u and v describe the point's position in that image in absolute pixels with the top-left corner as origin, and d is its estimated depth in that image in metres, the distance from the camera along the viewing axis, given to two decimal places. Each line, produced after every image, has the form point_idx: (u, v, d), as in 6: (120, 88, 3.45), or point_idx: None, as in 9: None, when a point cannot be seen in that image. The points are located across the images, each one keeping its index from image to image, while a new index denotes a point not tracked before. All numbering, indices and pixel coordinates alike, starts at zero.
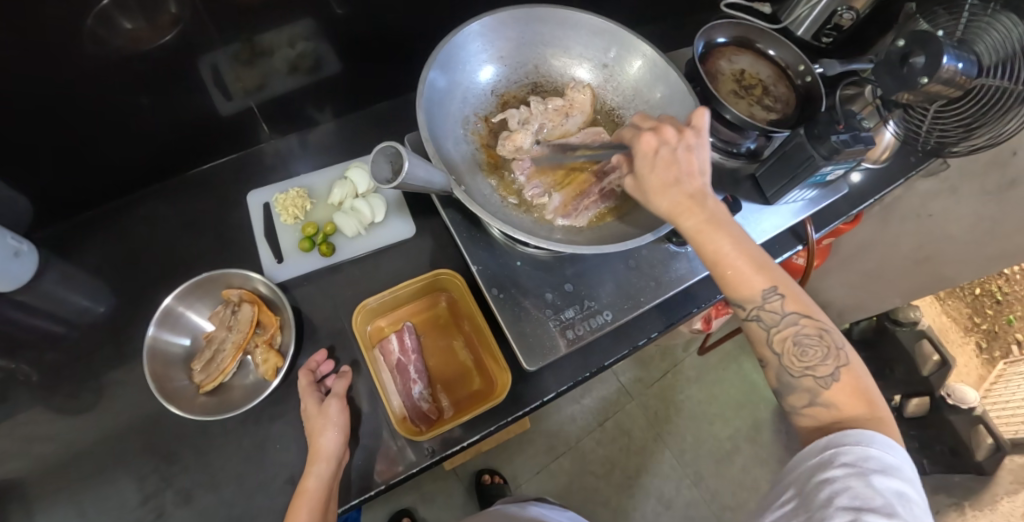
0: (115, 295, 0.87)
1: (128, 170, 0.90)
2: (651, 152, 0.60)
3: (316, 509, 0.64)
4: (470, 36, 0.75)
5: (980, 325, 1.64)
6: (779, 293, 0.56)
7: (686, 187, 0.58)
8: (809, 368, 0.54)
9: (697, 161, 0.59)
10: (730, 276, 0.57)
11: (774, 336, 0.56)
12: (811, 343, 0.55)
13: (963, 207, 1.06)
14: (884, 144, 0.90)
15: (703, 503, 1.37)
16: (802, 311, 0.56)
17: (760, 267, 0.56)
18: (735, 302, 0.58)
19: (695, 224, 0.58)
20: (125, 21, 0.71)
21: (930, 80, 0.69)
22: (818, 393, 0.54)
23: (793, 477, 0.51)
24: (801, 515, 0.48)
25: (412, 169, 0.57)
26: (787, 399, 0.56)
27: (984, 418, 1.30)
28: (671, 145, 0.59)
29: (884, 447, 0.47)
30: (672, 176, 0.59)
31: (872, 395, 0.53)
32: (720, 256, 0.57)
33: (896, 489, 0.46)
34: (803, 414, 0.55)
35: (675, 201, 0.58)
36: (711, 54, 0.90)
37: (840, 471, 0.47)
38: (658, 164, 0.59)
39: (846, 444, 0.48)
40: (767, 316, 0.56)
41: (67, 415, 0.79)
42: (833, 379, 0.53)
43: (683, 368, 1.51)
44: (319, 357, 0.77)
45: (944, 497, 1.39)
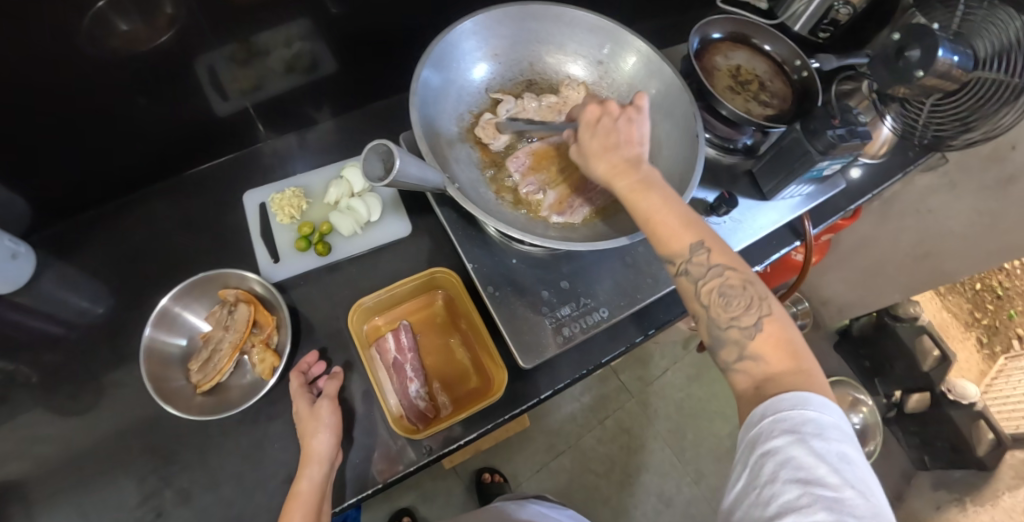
0: (113, 296, 0.87)
1: (125, 171, 0.90)
2: (594, 122, 0.62)
3: (310, 512, 0.63)
4: (464, 34, 0.75)
5: (981, 321, 1.64)
6: (706, 247, 0.56)
7: (623, 152, 0.59)
8: (736, 318, 0.54)
9: (636, 132, 0.61)
10: (661, 232, 0.57)
11: (701, 289, 0.56)
12: (735, 295, 0.54)
13: (962, 202, 1.05)
14: (881, 140, 0.88)
15: (704, 500, 1.37)
16: (726, 263, 0.55)
17: (688, 222, 0.57)
18: (665, 258, 0.57)
19: (628, 185, 0.59)
20: (120, 22, 0.71)
21: (926, 73, 0.69)
22: (745, 345, 0.53)
23: (737, 453, 0.50)
24: (749, 494, 0.46)
25: (404, 166, 0.57)
26: (718, 355, 0.55)
27: (984, 414, 1.31)
28: (613, 117, 0.61)
29: (818, 407, 0.47)
30: (610, 141, 0.60)
31: (797, 346, 0.52)
32: (651, 213, 0.58)
33: (838, 452, 0.45)
34: (735, 370, 0.53)
35: (613, 164, 0.60)
36: (706, 50, 0.89)
37: (781, 441, 0.46)
38: (598, 133, 0.61)
39: (783, 410, 0.47)
40: (695, 269, 0.56)
41: (65, 416, 0.79)
42: (757, 329, 0.53)
43: (682, 365, 1.51)
44: (310, 358, 0.76)
45: (943, 493, 1.36)
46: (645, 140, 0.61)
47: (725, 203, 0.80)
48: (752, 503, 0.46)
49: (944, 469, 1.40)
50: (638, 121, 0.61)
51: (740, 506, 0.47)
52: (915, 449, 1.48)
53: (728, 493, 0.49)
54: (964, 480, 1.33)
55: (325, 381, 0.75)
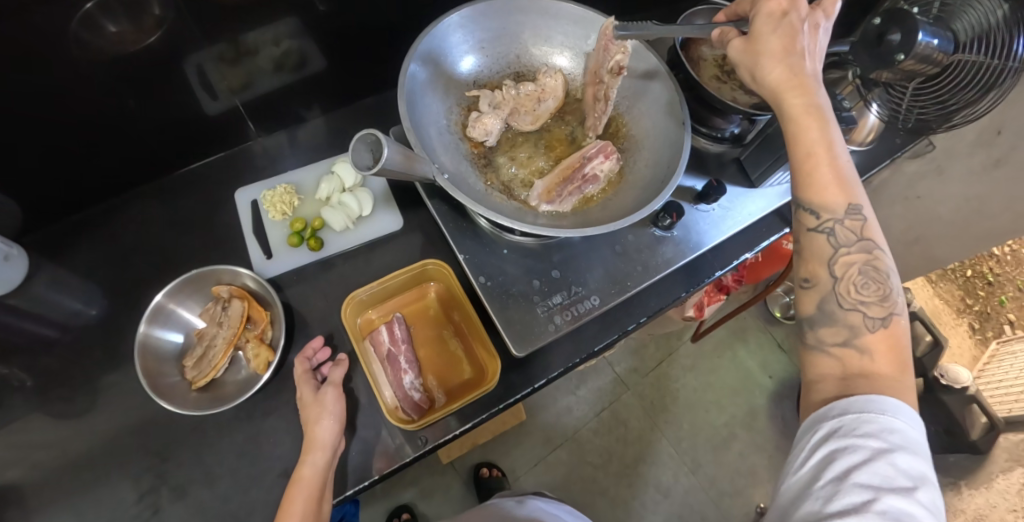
0: (107, 297, 0.87)
1: (119, 172, 0.90)
2: (779, 16, 0.60)
3: (311, 499, 0.64)
4: (451, 27, 0.75)
5: (973, 307, 1.65)
6: (863, 211, 0.55)
7: (803, 64, 0.59)
8: (863, 303, 0.53)
9: (817, 46, 0.60)
10: (816, 171, 0.56)
11: (839, 256, 0.55)
12: (874, 278, 0.54)
13: (949, 188, 1.07)
14: (868, 128, 0.89)
15: (701, 490, 1.38)
16: (873, 241, 0.54)
17: (849, 180, 0.56)
18: (811, 208, 0.56)
19: (801, 102, 0.58)
20: (109, 24, 0.72)
21: (906, 56, 0.70)
22: (858, 334, 0.52)
23: (806, 442, 0.50)
24: (814, 486, 0.47)
25: (392, 155, 0.58)
26: (819, 332, 0.54)
27: (977, 398, 1.28)
28: (800, 16, 0.59)
29: (907, 421, 0.47)
30: (792, 48, 0.59)
31: (906, 359, 0.51)
32: (817, 142, 0.56)
33: (916, 469, 0.46)
34: (827, 352, 0.53)
35: (790, 74, 0.59)
36: (693, 39, 0.89)
37: (863, 444, 0.46)
38: (783, 34, 0.60)
39: (870, 412, 0.47)
40: (842, 233, 0.55)
41: (61, 417, 0.80)
42: (881, 324, 0.52)
43: (677, 356, 1.52)
44: (314, 344, 0.77)
45: (941, 478, 1.38)
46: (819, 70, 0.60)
47: (713, 191, 0.79)
48: (813, 494, 0.47)
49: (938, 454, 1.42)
50: (822, 33, 0.60)
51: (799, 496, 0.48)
52: None
53: (788, 478, 0.50)
54: (958, 464, 1.35)
55: (331, 368, 0.75)
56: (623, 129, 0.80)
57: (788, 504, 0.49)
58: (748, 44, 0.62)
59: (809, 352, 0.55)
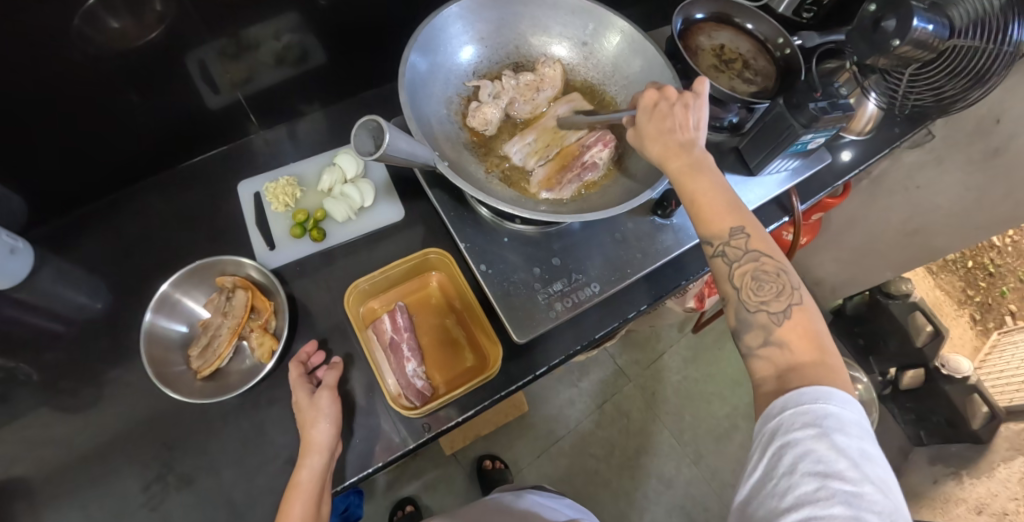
0: (112, 290, 0.88)
1: (122, 166, 0.91)
2: (651, 105, 0.65)
3: (311, 502, 0.65)
4: (450, 18, 0.76)
5: (974, 298, 1.65)
6: (745, 232, 0.58)
7: (676, 134, 0.63)
8: (764, 303, 0.55)
9: (693, 118, 0.63)
10: (700, 213, 0.60)
11: (734, 271, 0.57)
12: (768, 280, 0.56)
13: (949, 177, 1.07)
14: (866, 117, 0.90)
15: (703, 481, 1.38)
16: (763, 250, 0.57)
17: (733, 209, 0.59)
18: (704, 239, 0.59)
19: (679, 166, 0.62)
20: (111, 19, 0.73)
21: (902, 42, 0.71)
22: (771, 330, 0.54)
23: (755, 443, 0.51)
24: (766, 484, 0.48)
25: (394, 140, 0.58)
26: (743, 339, 0.56)
27: (978, 387, 1.31)
28: (670, 102, 0.65)
29: (841, 402, 0.48)
30: (665, 125, 0.64)
31: (823, 340, 0.53)
32: (699, 193, 0.60)
33: (858, 447, 0.46)
34: (757, 356, 0.54)
35: (666, 145, 0.63)
36: (690, 30, 0.91)
37: (802, 435, 0.47)
38: (655, 115, 0.65)
39: (804, 404, 0.48)
40: (731, 252, 0.57)
41: (67, 408, 0.81)
42: (786, 316, 0.54)
43: (678, 348, 1.53)
44: (308, 348, 0.77)
45: (942, 468, 1.37)
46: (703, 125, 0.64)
47: None
48: (767, 492, 0.48)
49: (940, 443, 1.42)
50: (694, 106, 0.63)
51: (753, 495, 0.49)
52: (911, 425, 1.50)
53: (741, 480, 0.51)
54: (960, 454, 1.35)
55: (325, 371, 0.75)
56: None
57: (744, 506, 0.49)
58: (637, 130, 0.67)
59: (745, 359, 0.56)
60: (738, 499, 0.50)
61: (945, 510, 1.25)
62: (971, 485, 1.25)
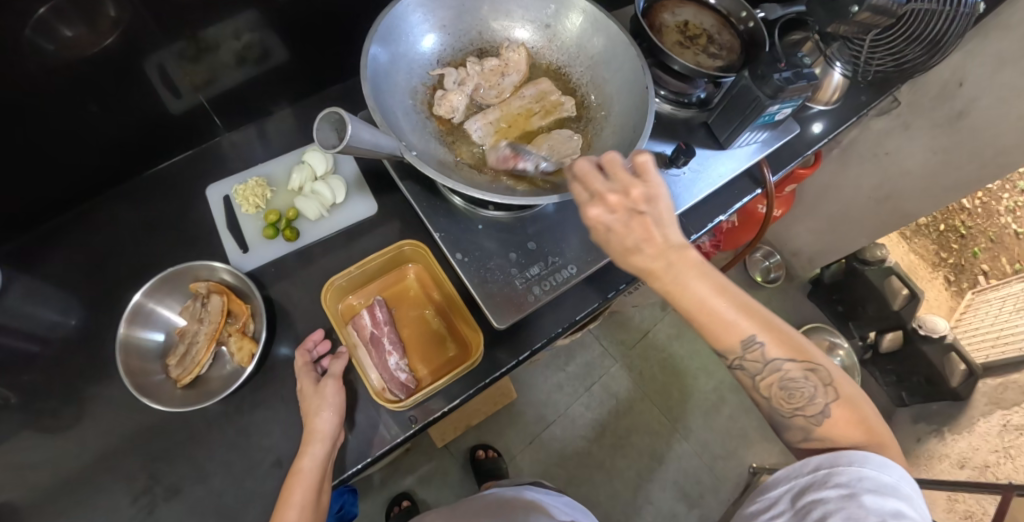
0: (84, 306, 0.86)
1: (87, 177, 0.89)
2: (603, 223, 0.56)
3: (312, 489, 0.65)
4: (409, 7, 0.75)
5: (947, 260, 1.69)
6: (760, 340, 0.55)
7: (647, 253, 0.55)
8: (799, 409, 0.57)
9: (651, 220, 0.55)
10: (705, 338, 0.57)
11: (760, 382, 0.58)
12: (799, 385, 0.56)
13: (918, 142, 1.09)
14: (833, 87, 0.90)
15: (696, 455, 1.41)
16: (782, 355, 0.56)
17: (739, 320, 0.55)
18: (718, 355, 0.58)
19: (660, 291, 0.56)
20: (64, 29, 0.71)
21: (860, 8, 0.76)
22: (812, 431, 0.56)
23: (791, 496, 0.55)
24: None
25: (356, 132, 0.58)
26: (784, 433, 0.60)
27: (955, 345, 1.34)
28: (622, 213, 0.55)
29: (878, 466, 0.51)
30: (629, 242, 0.56)
31: (867, 422, 0.55)
32: (694, 319, 0.56)
33: (892, 509, 0.48)
34: (802, 445, 0.59)
35: (640, 267, 0.56)
36: (653, 8, 0.91)
37: (832, 493, 0.51)
38: (616, 232, 0.56)
39: (840, 465, 0.52)
40: (750, 366, 0.57)
41: (47, 428, 0.79)
42: (824, 416, 0.55)
43: (663, 325, 1.54)
44: (315, 337, 0.77)
45: (924, 426, 1.41)
46: (665, 211, 0.56)
47: (682, 154, 0.79)
48: None
49: (922, 403, 1.46)
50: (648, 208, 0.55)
51: None
52: (892, 387, 1.53)
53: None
54: (941, 412, 1.39)
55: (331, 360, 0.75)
56: (588, 96, 0.81)
57: None
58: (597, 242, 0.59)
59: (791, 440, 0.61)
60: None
61: (931, 466, 1.28)
62: (953, 440, 1.28)
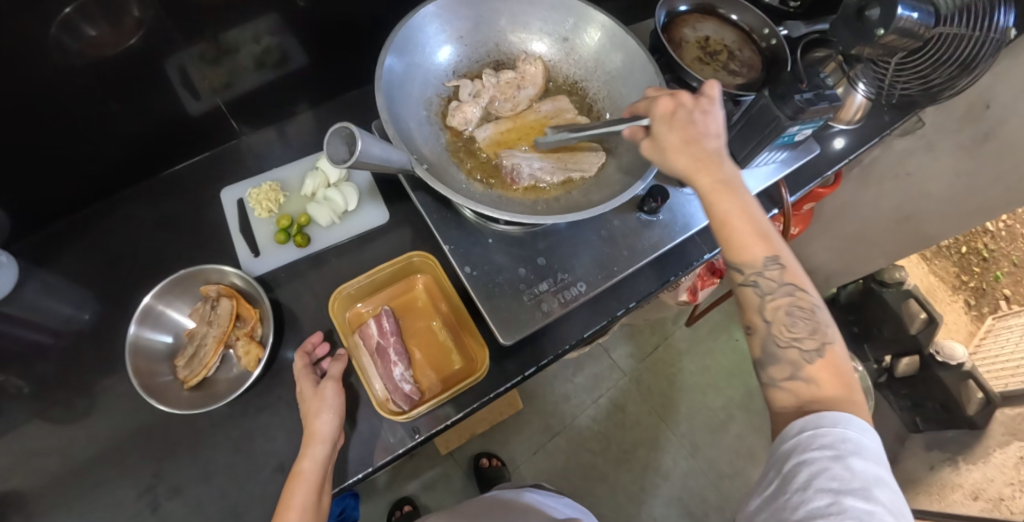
0: (99, 301, 0.87)
1: (105, 175, 0.90)
2: (669, 114, 0.63)
3: (312, 491, 0.65)
4: (426, 18, 0.75)
5: (968, 283, 1.65)
6: (778, 262, 0.58)
7: (706, 145, 0.61)
8: (797, 339, 0.57)
9: (713, 124, 0.62)
10: (734, 237, 0.59)
11: (767, 304, 0.58)
12: (801, 317, 0.57)
13: (940, 163, 1.06)
14: (855, 106, 0.92)
15: (701, 472, 1.39)
16: (797, 284, 0.58)
17: (767, 235, 0.59)
18: (734, 266, 0.59)
19: (710, 181, 0.60)
20: (88, 27, 0.72)
21: (887, 30, 0.71)
22: (801, 367, 0.56)
23: (772, 462, 0.54)
24: (779, 496, 0.51)
25: (366, 147, 0.58)
26: (768, 371, 0.58)
27: (973, 373, 1.31)
28: (687, 109, 0.63)
29: (858, 428, 0.50)
30: (690, 134, 0.61)
31: (850, 380, 0.55)
32: (728, 215, 0.59)
33: (873, 472, 0.48)
34: (780, 387, 0.57)
35: (693, 159, 0.61)
36: (673, 23, 0.90)
37: (818, 454, 0.50)
38: (676, 123, 0.62)
39: (823, 426, 0.51)
40: (765, 283, 0.58)
41: (58, 420, 0.80)
42: (817, 355, 0.56)
43: (673, 340, 1.53)
44: (314, 339, 0.77)
45: (938, 453, 1.38)
46: (721, 131, 0.63)
47: None
48: (781, 505, 0.50)
49: (936, 429, 1.43)
50: (713, 114, 0.63)
51: (768, 508, 0.51)
52: (907, 412, 1.50)
53: (756, 492, 0.54)
54: (956, 439, 1.35)
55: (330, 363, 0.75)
56: (604, 113, 0.81)
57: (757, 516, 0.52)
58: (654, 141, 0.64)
59: (767, 387, 0.59)
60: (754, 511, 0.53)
61: (942, 496, 1.25)
62: (967, 470, 1.25)
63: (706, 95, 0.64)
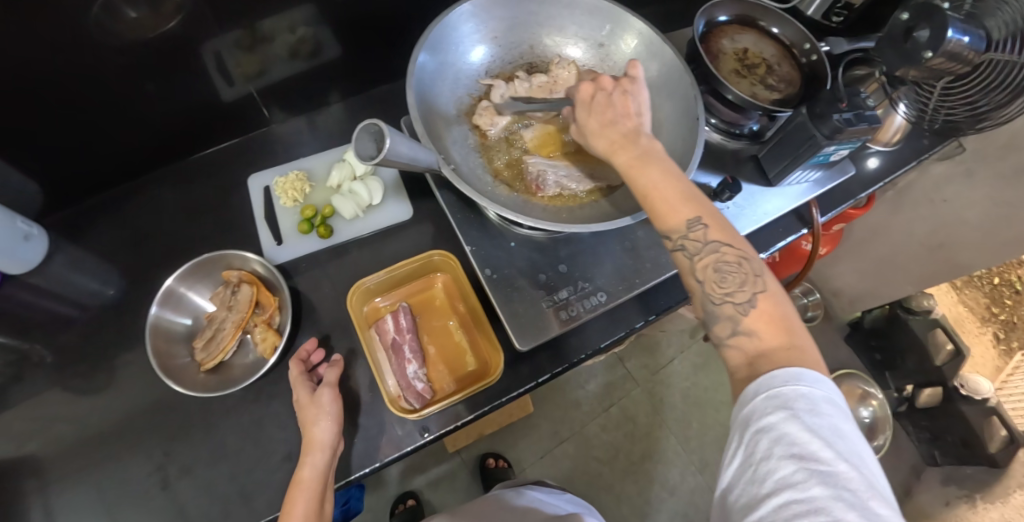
0: (123, 278, 0.88)
1: (136, 155, 0.92)
2: (589, 99, 0.64)
3: (314, 500, 0.65)
4: (461, 16, 0.75)
5: (998, 316, 1.59)
6: (703, 222, 0.57)
7: (621, 125, 0.62)
8: (730, 294, 0.55)
9: (634, 104, 0.63)
10: (658, 206, 0.58)
11: (696, 264, 0.56)
12: (731, 270, 0.55)
13: (978, 192, 1.02)
14: (894, 128, 0.89)
15: (708, 490, 1.37)
16: (723, 239, 0.56)
17: (689, 198, 0.58)
18: (661, 234, 0.58)
19: (627, 158, 0.61)
20: (128, 9, 0.72)
21: (935, 53, 0.68)
22: (739, 321, 0.53)
23: (732, 433, 0.49)
24: (746, 472, 0.46)
25: (395, 145, 0.58)
26: (712, 331, 0.55)
27: (997, 410, 1.26)
28: (607, 91, 0.64)
29: (810, 382, 0.47)
30: (608, 117, 0.63)
31: (789, 323, 0.53)
32: (650, 185, 0.59)
33: (833, 428, 0.45)
34: (728, 345, 0.54)
35: (611, 139, 0.62)
36: (712, 33, 0.88)
37: (775, 417, 0.46)
38: (594, 109, 0.64)
39: (775, 387, 0.48)
40: (691, 245, 0.56)
41: (76, 391, 0.81)
42: (751, 305, 0.54)
43: (689, 354, 1.50)
44: (308, 346, 0.77)
45: (955, 489, 1.34)
46: (644, 109, 0.63)
47: (728, 188, 0.79)
48: (747, 480, 0.46)
49: (954, 465, 1.38)
50: (633, 93, 0.63)
51: (736, 486, 0.47)
52: (925, 444, 1.46)
53: (722, 471, 0.49)
54: (975, 476, 1.31)
55: (326, 369, 0.75)
56: None
57: (727, 498, 0.47)
58: (580, 126, 0.66)
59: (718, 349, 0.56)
60: (723, 490, 0.49)
61: None
62: (984, 509, 1.21)
63: (630, 75, 0.64)
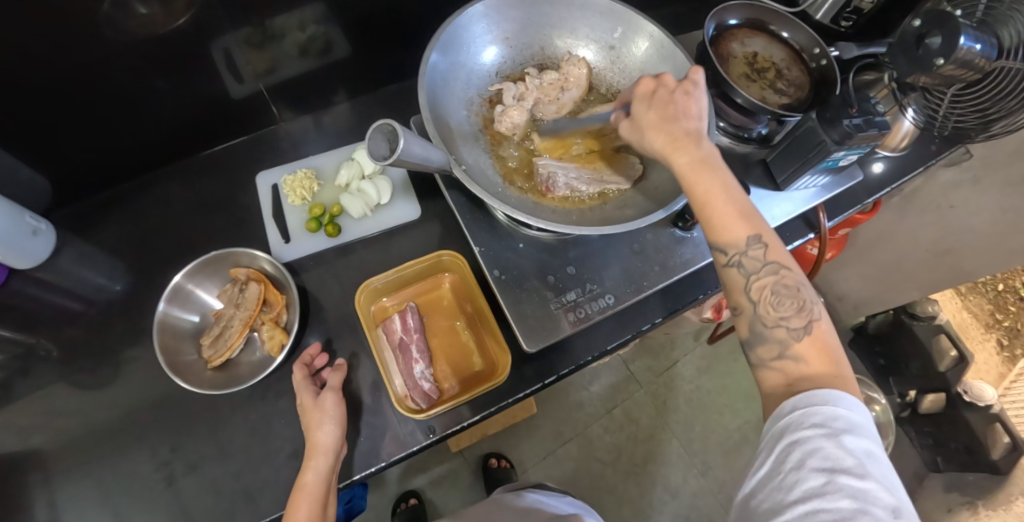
0: (131, 274, 0.89)
1: (145, 151, 0.92)
2: (650, 94, 0.63)
3: (316, 503, 0.65)
4: (474, 17, 0.75)
5: (1002, 322, 1.58)
6: (762, 240, 0.56)
7: (682, 124, 0.60)
8: (783, 318, 0.54)
9: (695, 108, 0.62)
10: (714, 216, 0.58)
11: (752, 283, 0.56)
12: (786, 294, 0.55)
13: (985, 198, 1.01)
14: (902, 133, 0.89)
15: (710, 493, 1.37)
16: (781, 262, 0.56)
17: (747, 212, 0.57)
18: (717, 245, 0.58)
19: (687, 160, 0.59)
20: (140, 6, 0.72)
21: (946, 60, 0.68)
22: (788, 345, 0.53)
23: (764, 441, 0.51)
24: (773, 479, 0.48)
25: (408, 145, 0.58)
26: (756, 351, 0.55)
27: (1001, 416, 1.27)
28: (669, 90, 0.63)
29: (849, 405, 0.48)
30: (668, 114, 0.61)
31: (838, 355, 0.53)
32: (709, 193, 0.58)
33: (866, 448, 0.46)
34: (770, 367, 0.54)
35: (671, 139, 0.60)
36: (722, 36, 0.88)
37: (811, 432, 0.47)
38: (656, 108, 0.62)
39: (814, 404, 0.48)
40: (749, 262, 0.56)
41: (83, 386, 0.82)
42: (804, 332, 0.53)
43: (692, 357, 1.50)
44: (312, 350, 0.77)
45: (957, 496, 1.33)
46: (703, 116, 0.62)
47: None
48: (774, 487, 0.47)
49: (957, 471, 1.38)
50: (694, 97, 0.62)
51: (761, 491, 0.48)
52: (928, 450, 1.46)
53: (749, 475, 0.51)
54: (977, 483, 1.31)
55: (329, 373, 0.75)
56: None
57: (751, 500, 0.49)
58: (635, 123, 0.65)
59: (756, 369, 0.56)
60: (747, 493, 0.50)
61: None
62: None
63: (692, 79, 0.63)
